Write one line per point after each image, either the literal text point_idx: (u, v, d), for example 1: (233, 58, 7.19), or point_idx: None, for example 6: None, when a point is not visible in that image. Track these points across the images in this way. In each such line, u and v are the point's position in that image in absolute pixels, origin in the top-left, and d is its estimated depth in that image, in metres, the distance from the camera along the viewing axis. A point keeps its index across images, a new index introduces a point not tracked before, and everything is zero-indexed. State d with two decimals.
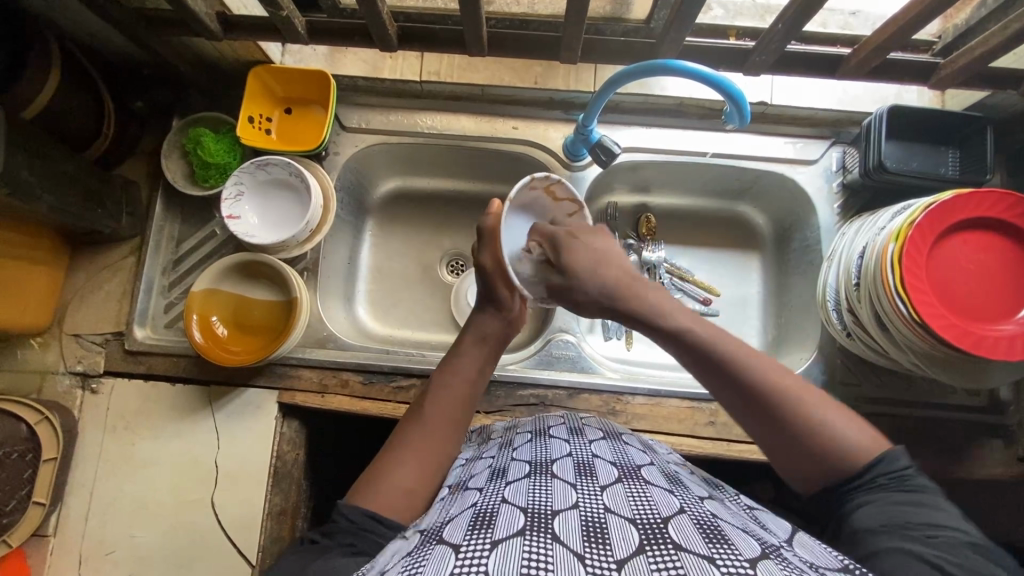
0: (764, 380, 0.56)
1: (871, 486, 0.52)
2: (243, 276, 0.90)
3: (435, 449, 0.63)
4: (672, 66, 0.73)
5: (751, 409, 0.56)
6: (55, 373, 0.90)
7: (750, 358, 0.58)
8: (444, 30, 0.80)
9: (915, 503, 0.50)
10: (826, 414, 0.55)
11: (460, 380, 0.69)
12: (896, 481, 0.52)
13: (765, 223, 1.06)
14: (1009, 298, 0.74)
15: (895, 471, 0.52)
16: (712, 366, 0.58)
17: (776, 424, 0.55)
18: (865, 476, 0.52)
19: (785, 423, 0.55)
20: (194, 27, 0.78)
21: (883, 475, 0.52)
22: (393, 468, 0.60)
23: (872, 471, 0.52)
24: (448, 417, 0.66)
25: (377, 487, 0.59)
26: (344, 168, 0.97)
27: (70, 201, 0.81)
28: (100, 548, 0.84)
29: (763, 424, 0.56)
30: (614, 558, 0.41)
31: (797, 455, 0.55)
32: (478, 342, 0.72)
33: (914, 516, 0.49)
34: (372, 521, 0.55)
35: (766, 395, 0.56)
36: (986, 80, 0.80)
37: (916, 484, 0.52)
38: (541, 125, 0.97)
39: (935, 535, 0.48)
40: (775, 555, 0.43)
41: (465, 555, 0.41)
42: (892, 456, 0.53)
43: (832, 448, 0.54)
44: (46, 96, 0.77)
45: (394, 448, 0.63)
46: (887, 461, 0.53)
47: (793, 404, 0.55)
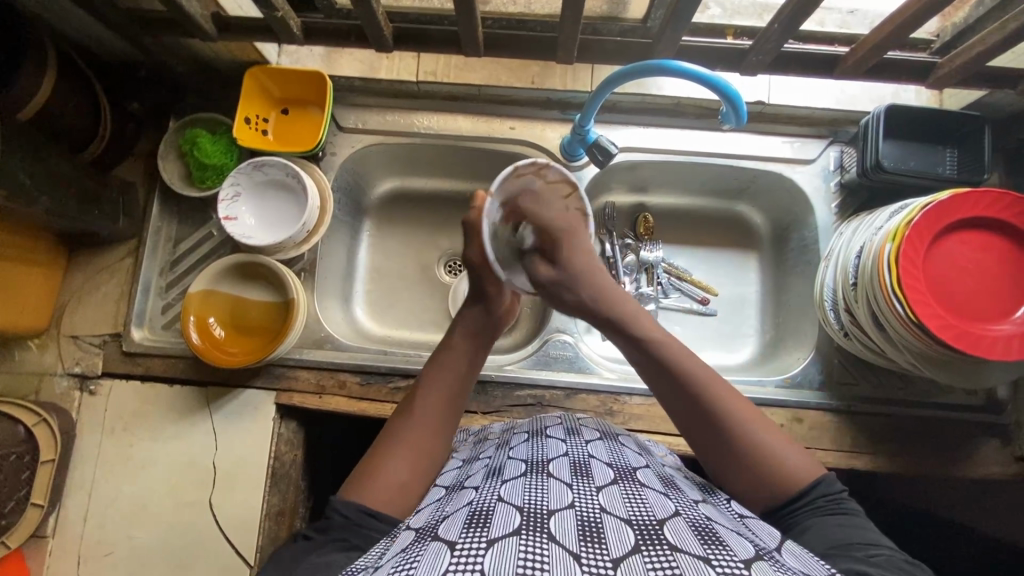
0: (715, 398, 0.60)
1: (812, 508, 0.55)
2: (240, 277, 0.90)
3: (427, 444, 0.63)
4: (668, 66, 0.73)
5: (699, 424, 0.60)
6: (53, 374, 0.90)
7: (705, 377, 0.61)
8: (441, 31, 0.80)
9: (852, 524, 0.53)
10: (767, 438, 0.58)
11: (448, 373, 0.68)
12: (834, 503, 0.55)
13: (763, 222, 1.06)
14: (1005, 297, 0.74)
15: (832, 493, 0.56)
16: (671, 382, 0.62)
17: (718, 441, 0.59)
18: (804, 497, 0.55)
19: (728, 440, 0.58)
20: (189, 28, 0.78)
21: (822, 497, 0.55)
22: (386, 464, 0.60)
23: (812, 492, 0.56)
24: (439, 412, 0.65)
25: (369, 483, 0.59)
26: (342, 169, 0.97)
27: (67, 202, 0.81)
28: (99, 549, 0.84)
29: (707, 440, 0.60)
30: (610, 558, 0.41)
31: (735, 471, 0.58)
32: (470, 336, 0.72)
33: (851, 534, 0.52)
34: (365, 516, 0.56)
35: (714, 411, 0.59)
36: (985, 79, 0.79)
37: (850, 508, 0.55)
38: (538, 125, 0.96)
39: (873, 550, 0.50)
40: (769, 557, 0.43)
41: (460, 552, 0.41)
42: (829, 480, 0.56)
43: (767, 468, 0.57)
44: (43, 97, 0.77)
45: (386, 443, 0.63)
46: (823, 484, 0.56)
47: (738, 423, 0.58)
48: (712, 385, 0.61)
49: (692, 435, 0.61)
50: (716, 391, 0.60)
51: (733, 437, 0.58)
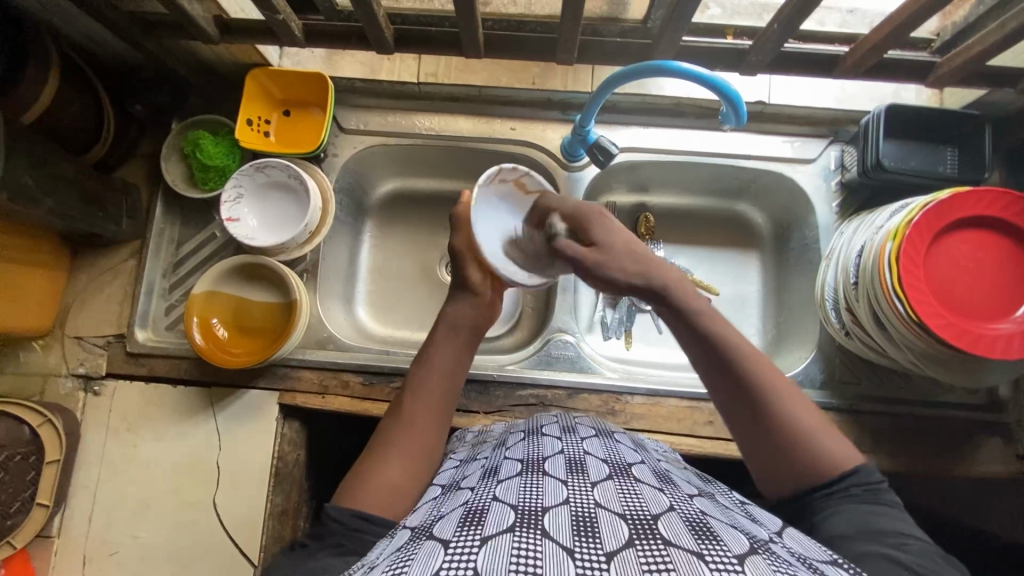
0: (757, 378, 0.59)
1: (845, 494, 0.54)
2: (244, 277, 0.90)
3: (418, 447, 0.64)
4: (668, 66, 0.73)
5: (737, 401, 0.59)
6: (58, 375, 0.90)
7: (749, 356, 0.60)
8: (441, 33, 0.80)
9: (885, 514, 0.52)
10: (805, 420, 0.57)
11: (439, 375, 0.69)
12: (870, 493, 0.53)
13: (764, 221, 1.06)
14: (1005, 296, 0.74)
15: (868, 483, 0.54)
16: (713, 358, 0.61)
17: (754, 419, 0.58)
18: (838, 484, 0.54)
19: (764, 420, 0.57)
20: (191, 31, 0.78)
21: (857, 485, 0.54)
22: (381, 469, 0.61)
23: (846, 480, 0.54)
24: (428, 415, 0.66)
25: (365, 490, 0.59)
26: (343, 170, 0.97)
27: (70, 205, 0.81)
28: (104, 549, 0.85)
29: (742, 418, 0.59)
30: (603, 552, 0.41)
31: (767, 451, 0.57)
32: (454, 331, 0.72)
33: (885, 524, 0.51)
34: (361, 520, 0.56)
35: (754, 389, 0.58)
36: (985, 78, 0.79)
37: (887, 499, 0.53)
38: (539, 126, 0.97)
39: (906, 542, 0.49)
40: (763, 550, 0.43)
41: (453, 551, 0.41)
42: (867, 470, 0.55)
43: (798, 453, 0.56)
44: (45, 100, 0.78)
45: (378, 450, 0.63)
46: (862, 475, 0.54)
47: (776, 404, 0.57)
48: (755, 364, 0.59)
49: (727, 411, 0.60)
50: (758, 372, 0.59)
51: (770, 420, 0.57)
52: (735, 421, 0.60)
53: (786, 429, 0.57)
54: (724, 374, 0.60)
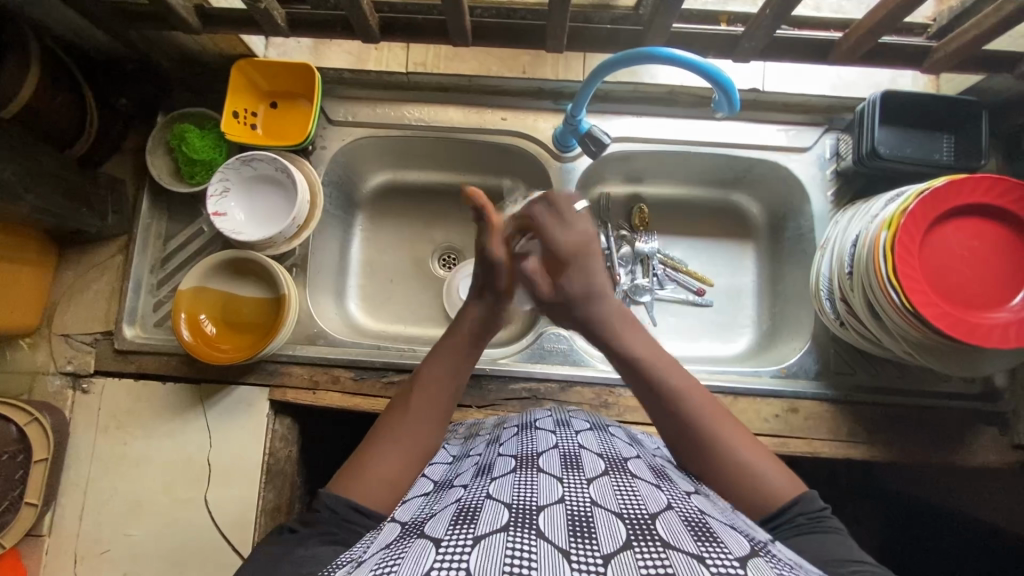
0: (697, 413, 0.61)
1: (794, 527, 0.54)
2: (231, 273, 0.89)
3: (417, 440, 0.62)
4: (659, 53, 0.72)
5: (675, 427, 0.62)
6: (46, 374, 0.89)
7: (681, 383, 0.63)
8: (429, 21, 0.79)
9: (835, 541, 0.52)
10: (733, 443, 0.59)
11: (442, 372, 0.68)
12: (815, 521, 0.54)
13: (759, 212, 1.05)
14: (997, 285, 0.73)
15: (811, 512, 0.54)
16: (647, 388, 0.64)
17: (688, 445, 0.60)
18: (783, 516, 0.54)
19: (696, 445, 0.60)
20: (172, 20, 0.77)
21: (801, 515, 0.54)
22: (375, 463, 0.59)
23: (789, 511, 0.54)
24: (429, 408, 0.65)
25: (360, 480, 0.58)
26: (332, 163, 0.96)
27: (55, 201, 0.80)
28: (95, 548, 0.84)
29: (679, 444, 0.61)
30: (600, 554, 0.40)
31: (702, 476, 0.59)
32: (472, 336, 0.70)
33: (834, 551, 0.51)
34: (350, 511, 0.55)
35: (687, 416, 0.61)
36: (981, 62, 0.78)
37: (831, 524, 0.54)
38: (530, 115, 0.95)
39: (860, 567, 0.49)
40: (764, 553, 0.43)
41: (445, 551, 0.40)
42: (808, 498, 0.55)
43: (750, 486, 0.57)
44: (28, 90, 0.76)
45: (374, 440, 0.62)
46: (803, 503, 0.55)
47: (723, 437, 0.59)
48: (689, 393, 0.62)
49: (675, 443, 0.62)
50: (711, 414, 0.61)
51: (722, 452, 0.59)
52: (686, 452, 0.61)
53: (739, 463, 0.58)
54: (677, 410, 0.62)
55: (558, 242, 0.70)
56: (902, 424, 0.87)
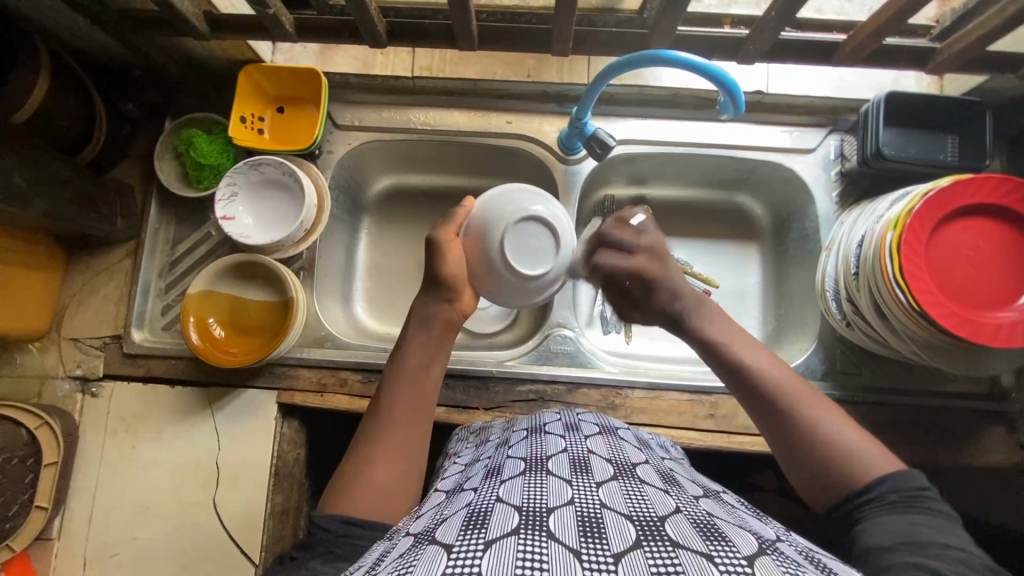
0: (779, 395, 0.60)
1: (881, 503, 0.51)
2: (238, 277, 0.89)
3: (403, 447, 0.62)
4: (665, 56, 0.72)
5: (761, 411, 0.61)
6: (55, 378, 0.90)
7: (762, 362, 0.63)
8: (435, 25, 0.79)
9: (928, 522, 0.49)
10: (817, 418, 0.58)
11: (415, 374, 0.68)
12: (910, 501, 0.51)
13: (764, 213, 1.05)
14: (1005, 286, 0.73)
15: (907, 491, 0.51)
16: (731, 372, 0.64)
17: (777, 425, 0.59)
18: (872, 492, 0.52)
19: (784, 423, 0.58)
20: (181, 27, 0.77)
21: (893, 493, 0.52)
22: (364, 475, 0.59)
23: (877, 488, 0.52)
24: (409, 411, 0.65)
25: (351, 493, 0.58)
26: (339, 167, 0.97)
27: (64, 206, 0.80)
28: (104, 552, 0.84)
29: (767, 427, 0.60)
30: (611, 554, 0.40)
31: (790, 453, 0.58)
32: (426, 326, 0.71)
33: (923, 533, 0.48)
34: (347, 526, 0.55)
35: (771, 392, 0.60)
36: (984, 63, 0.79)
37: (930, 505, 0.50)
38: (535, 118, 0.96)
39: (946, 551, 0.46)
40: (772, 551, 0.43)
41: (457, 555, 0.40)
42: (905, 477, 0.52)
43: (838, 466, 0.55)
44: (39, 95, 0.77)
45: (361, 452, 0.62)
46: (895, 480, 0.52)
47: (808, 420, 0.57)
48: (772, 372, 0.62)
49: (762, 429, 0.61)
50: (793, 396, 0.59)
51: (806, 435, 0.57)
52: (771, 438, 0.60)
53: (825, 444, 0.56)
54: (757, 394, 0.61)
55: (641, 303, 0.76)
56: (908, 423, 0.87)
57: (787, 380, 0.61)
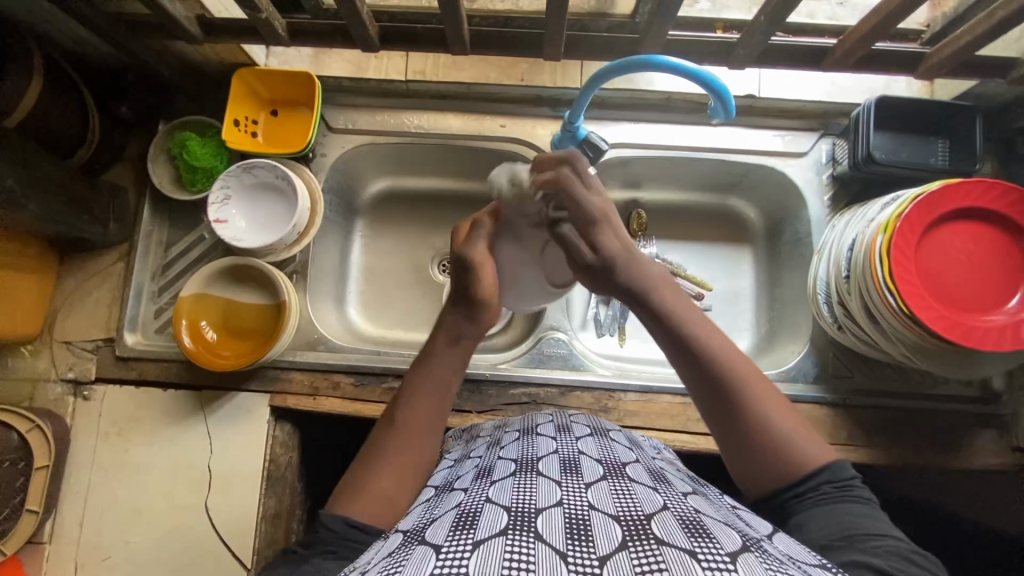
0: (732, 385, 0.57)
1: (817, 495, 0.53)
2: (232, 280, 0.89)
3: (412, 459, 0.61)
4: (657, 61, 0.72)
5: (714, 402, 0.57)
6: (47, 381, 0.90)
7: (718, 348, 0.59)
8: (428, 29, 0.80)
9: (858, 511, 0.52)
10: (768, 412, 0.56)
11: (433, 388, 0.65)
12: (841, 491, 0.53)
13: (757, 216, 1.05)
14: (996, 289, 0.73)
15: (840, 481, 0.54)
16: (682, 349, 0.59)
17: (732, 421, 0.56)
18: (809, 482, 0.54)
19: (733, 412, 0.56)
20: (173, 30, 0.77)
21: (827, 483, 0.54)
22: (370, 483, 0.58)
23: (817, 480, 0.54)
24: (424, 425, 0.63)
25: (362, 498, 0.57)
26: (332, 170, 0.97)
27: (57, 208, 0.80)
28: (96, 556, 0.84)
29: (720, 425, 0.57)
30: (597, 555, 0.40)
31: (733, 441, 0.56)
32: (453, 341, 0.67)
33: (856, 524, 0.50)
34: (356, 531, 0.55)
35: (725, 380, 0.57)
36: (974, 68, 0.79)
37: (858, 495, 0.54)
38: (529, 122, 0.96)
39: (878, 541, 0.49)
40: (756, 548, 0.43)
41: (446, 556, 0.40)
42: (839, 467, 0.55)
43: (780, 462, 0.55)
44: (32, 97, 0.77)
45: (370, 459, 0.61)
46: (833, 472, 0.54)
47: (757, 413, 0.56)
48: (728, 359, 0.58)
49: (704, 411, 0.58)
50: (746, 387, 0.57)
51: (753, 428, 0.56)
52: (714, 423, 0.58)
53: (771, 438, 0.55)
54: (708, 379, 0.58)
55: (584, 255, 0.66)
56: (899, 426, 0.87)
57: (740, 368, 0.58)
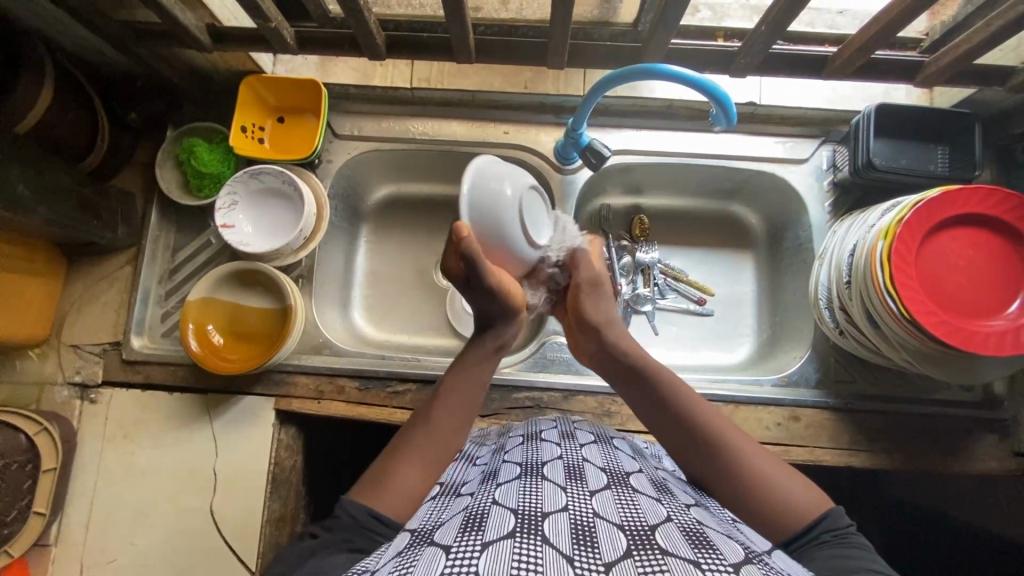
0: (702, 425, 0.64)
1: (816, 542, 0.53)
2: (238, 285, 0.90)
3: (439, 456, 0.62)
4: (658, 69, 0.73)
5: (681, 439, 0.64)
6: (54, 384, 0.90)
7: (687, 398, 0.67)
8: (433, 38, 0.81)
9: (857, 554, 0.51)
10: (740, 448, 0.61)
11: (465, 389, 0.68)
12: (840, 538, 0.53)
13: (758, 223, 1.06)
14: (995, 295, 0.74)
15: (838, 530, 0.54)
16: (657, 401, 0.68)
17: (696, 452, 0.63)
18: (809, 533, 0.54)
19: (704, 449, 0.62)
20: (184, 38, 0.79)
21: (827, 532, 0.54)
22: (398, 471, 0.59)
23: (814, 528, 0.54)
24: (454, 422, 0.65)
25: (386, 491, 0.58)
26: (338, 176, 0.98)
27: (67, 214, 0.81)
28: (101, 558, 0.85)
29: (696, 465, 0.62)
30: (602, 561, 0.41)
31: (712, 477, 0.60)
32: (494, 350, 0.72)
33: (856, 564, 0.49)
34: (375, 520, 0.55)
35: (694, 424, 0.64)
36: (973, 76, 0.80)
37: (857, 542, 0.53)
38: (533, 128, 0.97)
39: None
40: (758, 561, 0.43)
41: (455, 556, 0.41)
42: (837, 515, 0.55)
43: (757, 491, 0.58)
44: (42, 107, 0.78)
45: (399, 449, 0.62)
46: (831, 519, 0.54)
47: (728, 448, 0.61)
48: (696, 408, 0.66)
49: (682, 456, 0.64)
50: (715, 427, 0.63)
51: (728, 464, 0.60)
52: (692, 465, 0.63)
53: (745, 470, 0.59)
54: (680, 423, 0.65)
55: (594, 274, 0.78)
56: (901, 430, 0.87)
57: (708, 414, 0.65)
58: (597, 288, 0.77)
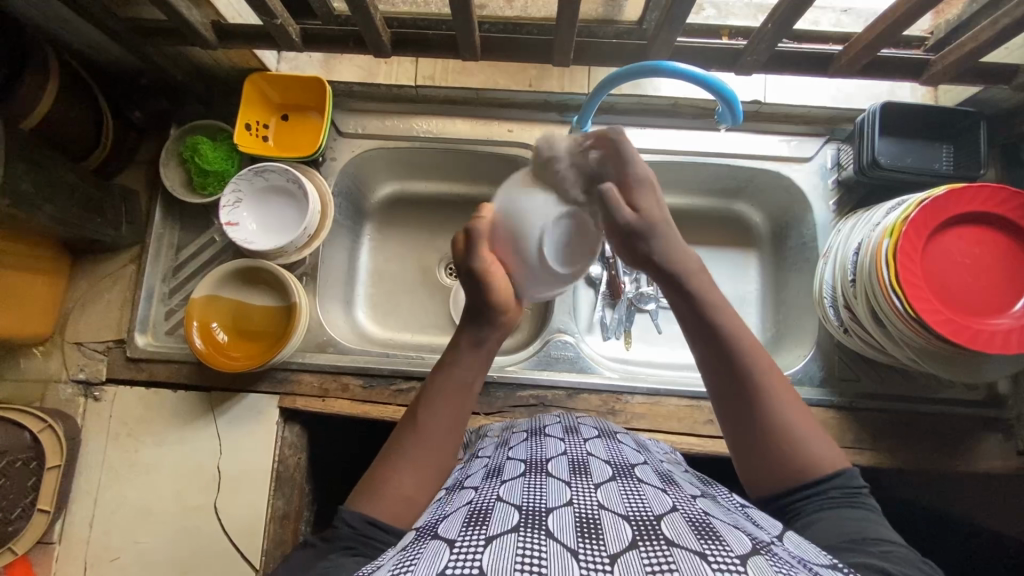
0: (753, 381, 0.56)
1: (825, 499, 0.52)
2: (242, 283, 0.90)
3: (434, 462, 0.59)
4: (664, 67, 0.73)
5: (725, 389, 0.57)
6: (58, 382, 0.90)
7: (744, 344, 0.57)
8: (438, 35, 0.81)
9: (863, 517, 0.51)
10: (787, 415, 0.55)
11: (456, 389, 0.62)
12: (848, 498, 0.52)
13: (762, 221, 1.06)
14: (997, 293, 0.74)
15: (848, 487, 0.53)
16: (709, 339, 0.58)
17: (739, 408, 0.56)
18: (820, 484, 0.53)
19: (748, 409, 0.56)
20: (188, 35, 0.79)
21: (836, 489, 0.53)
22: (392, 478, 0.57)
23: (825, 484, 0.53)
24: (445, 426, 0.61)
25: (382, 501, 0.56)
26: (342, 174, 0.98)
27: (71, 211, 0.81)
28: (106, 555, 0.85)
29: (734, 420, 0.57)
30: (607, 554, 0.41)
31: (746, 438, 0.56)
32: (475, 346, 0.63)
33: (862, 529, 0.49)
34: (372, 529, 0.54)
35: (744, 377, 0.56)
36: (977, 75, 0.80)
37: (864, 501, 0.52)
38: (537, 127, 0.98)
39: (885, 547, 0.47)
40: (765, 551, 0.43)
41: (460, 550, 0.41)
42: (850, 474, 0.54)
43: (792, 462, 0.54)
44: (46, 104, 0.78)
45: (392, 454, 0.59)
46: (843, 477, 0.53)
47: (776, 413, 0.55)
48: (749, 359, 0.57)
49: (720, 406, 0.58)
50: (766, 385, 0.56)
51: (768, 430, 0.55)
52: (728, 419, 0.57)
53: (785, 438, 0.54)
54: (728, 373, 0.57)
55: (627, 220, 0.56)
56: (905, 428, 0.88)
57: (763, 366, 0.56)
58: (642, 228, 0.57)
